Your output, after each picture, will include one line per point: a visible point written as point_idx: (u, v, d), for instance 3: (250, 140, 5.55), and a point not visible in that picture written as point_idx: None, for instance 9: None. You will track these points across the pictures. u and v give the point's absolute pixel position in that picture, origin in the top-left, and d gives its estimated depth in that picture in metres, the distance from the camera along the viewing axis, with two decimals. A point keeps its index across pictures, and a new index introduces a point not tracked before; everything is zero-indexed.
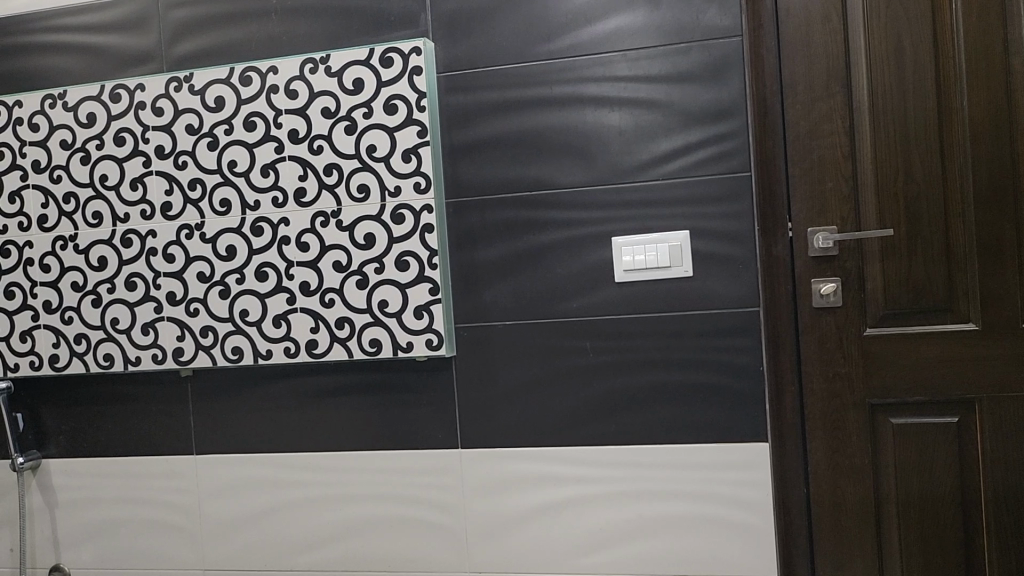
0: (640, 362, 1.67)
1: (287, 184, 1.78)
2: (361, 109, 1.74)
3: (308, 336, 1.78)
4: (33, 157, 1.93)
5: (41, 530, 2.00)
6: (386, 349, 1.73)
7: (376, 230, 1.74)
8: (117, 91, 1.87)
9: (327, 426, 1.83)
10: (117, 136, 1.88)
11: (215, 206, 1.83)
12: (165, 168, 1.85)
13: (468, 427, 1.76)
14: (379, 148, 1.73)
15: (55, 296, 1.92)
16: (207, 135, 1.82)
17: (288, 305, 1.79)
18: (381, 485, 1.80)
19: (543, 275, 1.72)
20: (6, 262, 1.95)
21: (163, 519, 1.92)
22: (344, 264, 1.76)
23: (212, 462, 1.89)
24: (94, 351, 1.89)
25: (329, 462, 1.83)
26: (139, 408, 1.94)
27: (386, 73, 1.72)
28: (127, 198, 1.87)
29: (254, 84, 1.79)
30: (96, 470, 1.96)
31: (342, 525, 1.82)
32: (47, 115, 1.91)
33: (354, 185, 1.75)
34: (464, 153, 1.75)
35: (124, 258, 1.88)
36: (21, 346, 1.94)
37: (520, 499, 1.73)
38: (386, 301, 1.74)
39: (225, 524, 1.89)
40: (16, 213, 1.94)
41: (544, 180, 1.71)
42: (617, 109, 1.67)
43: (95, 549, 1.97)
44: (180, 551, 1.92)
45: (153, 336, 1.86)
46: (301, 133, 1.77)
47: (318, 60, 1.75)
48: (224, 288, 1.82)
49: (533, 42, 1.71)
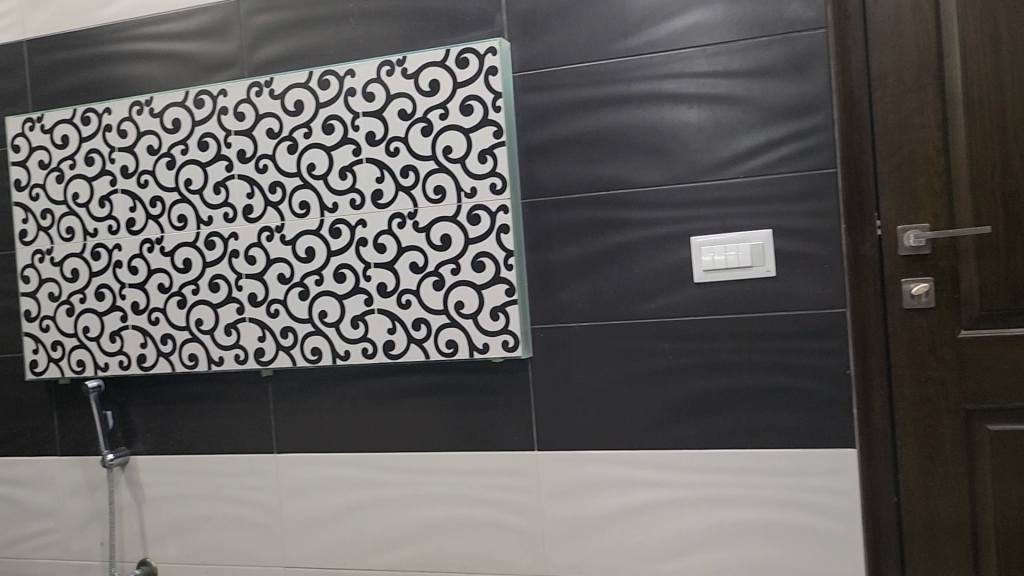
0: (721, 364, 1.63)
1: (364, 186, 1.80)
2: (437, 110, 1.74)
3: (386, 337, 1.79)
4: (121, 163, 1.99)
5: (130, 525, 2.06)
6: (463, 350, 1.73)
7: (452, 231, 1.74)
8: (200, 97, 1.92)
9: (404, 426, 1.84)
10: (200, 141, 1.92)
11: (295, 209, 1.85)
12: (246, 172, 1.89)
13: (544, 429, 1.75)
14: (455, 149, 1.73)
15: (142, 298, 1.97)
16: (287, 139, 1.85)
17: (366, 307, 1.80)
18: (458, 486, 1.80)
19: (621, 275, 1.69)
20: (96, 265, 2.02)
21: (245, 517, 1.96)
22: (421, 265, 1.76)
23: (292, 461, 1.92)
24: (179, 351, 1.94)
25: (406, 463, 1.83)
26: (222, 407, 1.98)
27: (462, 74, 1.72)
28: (210, 201, 1.92)
29: (332, 87, 1.81)
30: (181, 467, 2.01)
31: (419, 526, 1.83)
32: (135, 121, 1.97)
33: (430, 186, 1.75)
34: (540, 153, 1.74)
35: (207, 259, 1.92)
36: (111, 346, 2.00)
37: (598, 503, 1.71)
38: (462, 303, 1.73)
39: (304, 523, 1.91)
40: (105, 217, 2.01)
41: (621, 179, 1.69)
42: (696, 106, 1.64)
43: (180, 545, 2.02)
44: (262, 548, 1.95)
45: (236, 337, 1.90)
46: (378, 135, 1.78)
47: (395, 62, 1.76)
48: (303, 289, 1.85)
49: (609, 39, 1.69)
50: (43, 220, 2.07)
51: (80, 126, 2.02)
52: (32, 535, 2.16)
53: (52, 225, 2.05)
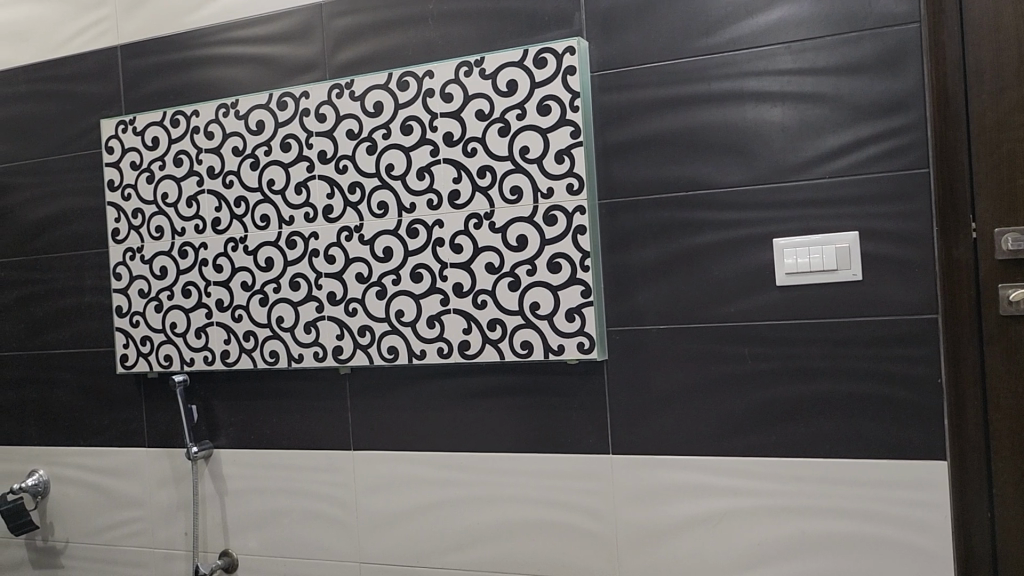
0: (804, 370, 1.59)
1: (441, 187, 1.81)
2: (515, 110, 1.73)
3: (461, 337, 1.79)
4: (208, 163, 2.05)
5: (212, 516, 2.12)
6: (538, 351, 1.72)
7: (528, 232, 1.73)
8: (284, 99, 1.96)
9: (479, 427, 1.84)
10: (283, 142, 1.96)
11: (374, 209, 1.87)
12: (327, 173, 1.92)
13: (619, 432, 1.72)
14: (532, 149, 1.72)
15: (227, 295, 2.03)
16: (366, 140, 1.87)
17: (442, 306, 1.81)
18: (532, 488, 1.79)
19: (700, 278, 1.66)
20: (183, 262, 2.08)
21: (323, 512, 1.99)
22: (497, 266, 1.76)
23: (369, 458, 1.94)
24: (261, 347, 1.99)
25: (481, 464, 1.84)
26: (301, 404, 2.02)
27: (540, 74, 1.71)
28: (292, 202, 1.96)
29: (411, 89, 1.83)
30: (262, 462, 2.06)
31: (493, 527, 1.83)
32: (221, 123, 2.02)
33: (507, 187, 1.75)
34: (617, 153, 1.72)
35: (289, 259, 1.96)
36: (197, 341, 2.06)
37: (674, 509, 1.68)
38: (537, 304, 1.72)
39: (380, 521, 1.93)
40: (193, 216, 2.07)
41: (700, 179, 1.65)
42: (779, 104, 1.59)
43: (260, 538, 2.07)
44: (339, 544, 1.98)
45: (315, 334, 1.93)
46: (455, 136, 1.79)
47: (473, 63, 1.77)
48: (380, 289, 1.87)
49: (690, 37, 1.65)
50: (134, 219, 2.14)
51: (169, 128, 2.08)
52: (122, 523, 2.24)
53: (142, 224, 2.13)
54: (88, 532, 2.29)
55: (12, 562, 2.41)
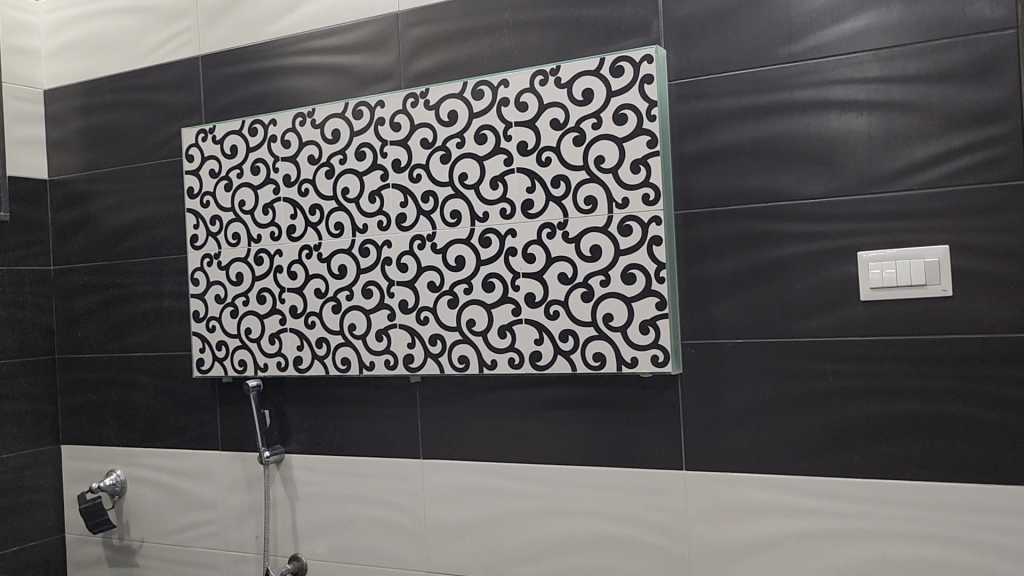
0: (890, 388, 1.53)
1: (515, 196, 1.80)
2: (590, 119, 1.71)
3: (533, 347, 1.78)
4: (284, 172, 2.07)
5: (283, 520, 2.14)
6: (611, 363, 1.70)
7: (603, 242, 1.71)
8: (359, 108, 1.97)
9: (550, 439, 1.82)
10: (358, 151, 1.98)
11: (446, 218, 1.87)
12: (401, 182, 1.93)
13: (693, 448, 1.69)
14: (607, 159, 1.70)
15: (300, 302, 2.05)
16: (440, 149, 1.88)
17: (514, 316, 1.80)
18: (603, 502, 1.76)
19: (781, 291, 1.61)
20: (259, 269, 2.11)
21: (392, 520, 2.00)
22: (570, 276, 1.74)
23: (438, 467, 1.94)
24: (333, 354, 2.00)
25: (551, 476, 1.82)
26: (372, 411, 2.02)
27: (617, 82, 1.69)
28: (366, 210, 1.97)
29: (486, 97, 1.82)
30: (333, 468, 2.07)
31: (562, 540, 1.80)
32: (298, 132, 2.05)
33: (582, 197, 1.73)
34: (695, 162, 1.69)
35: (362, 266, 1.97)
36: (270, 347, 2.09)
37: (749, 528, 1.64)
38: (611, 315, 1.70)
39: (449, 530, 1.93)
40: (269, 224, 2.10)
41: (781, 190, 1.61)
42: (865, 113, 1.54)
43: (330, 543, 2.08)
44: (407, 551, 1.98)
45: (387, 342, 1.94)
46: (530, 145, 1.78)
47: (548, 71, 1.75)
48: (452, 297, 1.86)
49: (772, 45, 1.61)
50: (213, 226, 2.18)
51: (248, 137, 2.12)
52: (195, 525, 2.28)
53: (220, 231, 2.17)
54: (163, 532, 2.34)
55: (89, 559, 2.48)
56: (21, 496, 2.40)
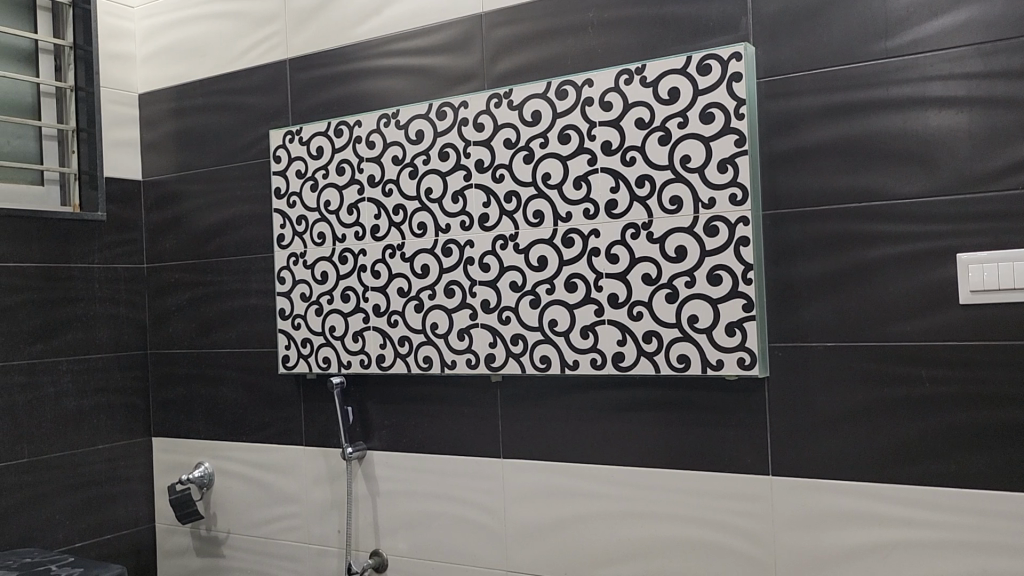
0: (990, 395, 1.47)
1: (598, 197, 1.79)
2: (676, 119, 1.69)
3: (616, 348, 1.76)
4: (368, 172, 2.11)
5: (365, 516, 2.18)
6: (695, 365, 1.67)
7: (688, 243, 1.69)
8: (443, 109, 1.99)
9: (632, 440, 1.81)
10: (441, 151, 1.99)
11: (529, 218, 1.87)
12: (484, 182, 1.93)
13: (780, 453, 1.66)
14: (693, 158, 1.68)
15: (383, 300, 2.08)
16: (523, 149, 1.88)
17: (596, 317, 1.79)
18: (684, 506, 1.74)
19: (873, 294, 1.57)
20: (343, 268, 2.15)
21: (471, 519, 2.01)
22: (654, 277, 1.72)
23: (518, 467, 1.95)
24: (415, 353, 2.02)
25: (632, 478, 1.80)
26: (453, 409, 2.04)
27: (704, 81, 1.66)
28: (449, 210, 1.98)
29: (570, 97, 1.81)
30: (413, 465, 2.10)
31: (643, 544, 1.79)
32: (383, 133, 2.08)
33: (667, 197, 1.71)
34: (784, 162, 1.65)
35: (445, 266, 1.99)
36: (354, 345, 2.12)
37: (837, 536, 1.60)
38: (696, 317, 1.68)
39: (528, 530, 1.93)
40: (353, 223, 2.13)
41: (874, 190, 1.57)
42: (965, 110, 1.49)
43: (410, 540, 2.11)
44: (486, 551, 1.99)
45: (469, 342, 1.95)
46: (614, 145, 1.77)
47: (634, 70, 1.74)
48: (534, 298, 1.86)
49: (866, 41, 1.57)
50: (299, 226, 2.23)
51: (333, 138, 2.16)
52: (279, 518, 2.34)
53: (306, 230, 2.21)
54: (248, 524, 2.40)
55: (176, 548, 2.55)
56: (114, 486, 2.50)
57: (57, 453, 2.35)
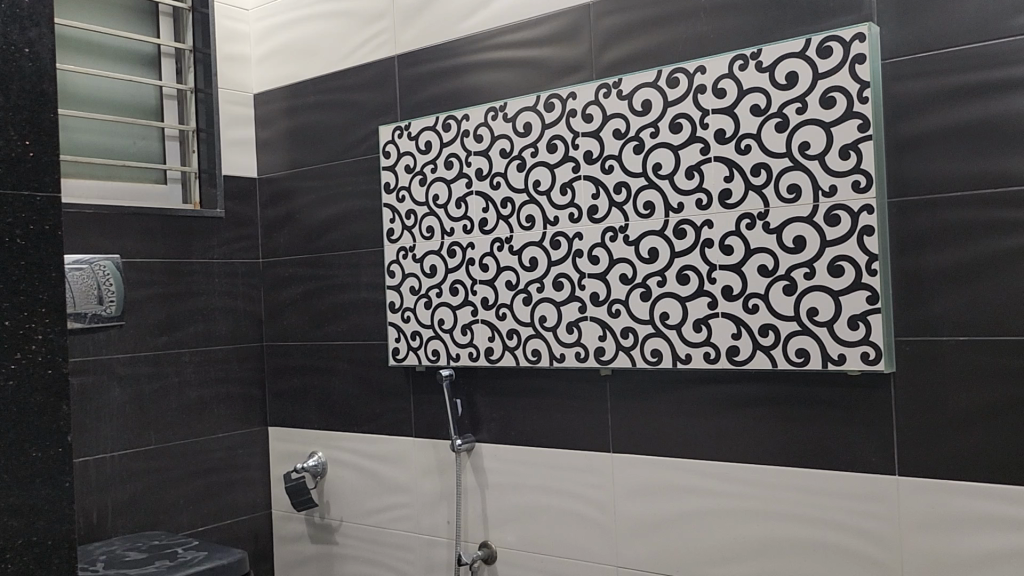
0: None
1: (712, 186, 1.74)
2: (794, 104, 1.63)
3: (730, 342, 1.72)
4: (476, 165, 2.11)
5: (474, 508, 2.20)
6: (815, 360, 1.61)
7: (807, 233, 1.63)
8: (551, 100, 1.97)
9: (747, 436, 1.76)
10: (550, 143, 1.98)
11: (640, 209, 1.84)
12: (593, 173, 1.91)
13: (906, 452, 1.58)
14: (813, 145, 1.61)
15: (492, 293, 2.08)
16: (633, 139, 1.85)
17: (710, 310, 1.75)
18: (802, 505, 1.69)
19: (1010, 285, 1.47)
20: (452, 262, 2.16)
21: (579, 512, 2.00)
22: (771, 268, 1.67)
23: (628, 461, 1.92)
24: (524, 346, 2.02)
25: (746, 475, 1.76)
26: (562, 403, 2.03)
27: (824, 64, 1.59)
28: (557, 202, 1.97)
29: (682, 85, 1.77)
30: (521, 458, 2.10)
31: (758, 542, 1.74)
32: (490, 126, 2.08)
33: (784, 185, 1.65)
34: (911, 147, 1.58)
35: (553, 259, 1.98)
36: (462, 338, 2.14)
37: (969, 541, 1.51)
38: (816, 310, 1.62)
39: (639, 525, 1.91)
40: (461, 217, 2.15)
41: (1011, 174, 1.47)
42: None
43: (519, 532, 2.11)
44: (595, 545, 1.98)
45: (578, 335, 1.94)
46: (728, 133, 1.72)
47: (749, 55, 1.68)
48: (645, 290, 1.83)
49: (1001, 16, 1.47)
50: (408, 220, 2.26)
51: (442, 132, 2.17)
52: (389, 508, 2.38)
53: (415, 225, 2.24)
54: (359, 513, 2.45)
55: (292, 534, 2.63)
56: (233, 473, 2.59)
57: (180, 440, 2.45)
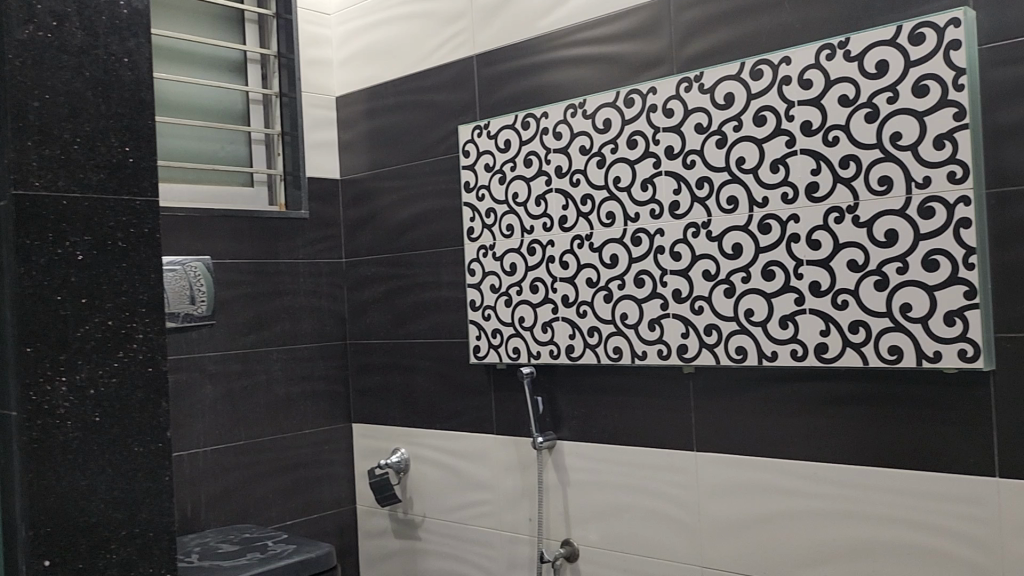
0: None
1: (798, 179, 1.70)
2: (885, 93, 1.58)
3: (818, 339, 1.68)
4: (556, 163, 2.11)
5: (555, 505, 2.20)
6: (909, 357, 1.56)
7: (899, 226, 1.58)
8: (631, 96, 1.96)
9: (836, 436, 1.72)
10: (630, 139, 1.97)
11: (723, 204, 1.81)
12: (674, 168, 1.89)
13: (1007, 453, 1.51)
14: (905, 136, 1.56)
15: (572, 291, 2.08)
16: (716, 133, 1.82)
17: (796, 306, 1.71)
18: (895, 507, 1.64)
19: None
20: (532, 260, 2.17)
21: (663, 511, 1.98)
22: (861, 263, 1.62)
23: (712, 460, 1.90)
24: (605, 343, 2.01)
25: (837, 475, 1.72)
26: (645, 401, 2.01)
27: (916, 51, 1.54)
28: (638, 199, 1.96)
29: (766, 77, 1.74)
30: (603, 455, 2.10)
31: (849, 544, 1.70)
32: (570, 123, 2.08)
33: (875, 178, 1.60)
34: (1010, 135, 1.51)
35: (634, 256, 1.96)
36: (543, 335, 2.14)
37: None
38: (909, 305, 1.56)
39: (724, 525, 1.88)
40: (541, 215, 2.15)
41: None
42: None
43: (601, 531, 2.10)
44: (679, 545, 1.95)
45: (660, 332, 1.92)
46: (815, 125, 1.68)
47: (836, 44, 1.64)
48: (729, 287, 1.81)
49: None
50: (488, 218, 2.27)
51: (521, 130, 2.18)
52: (471, 504, 2.40)
53: (495, 223, 2.25)
54: (441, 509, 2.48)
55: (376, 529, 2.67)
56: (319, 469, 2.64)
57: (269, 436, 2.51)
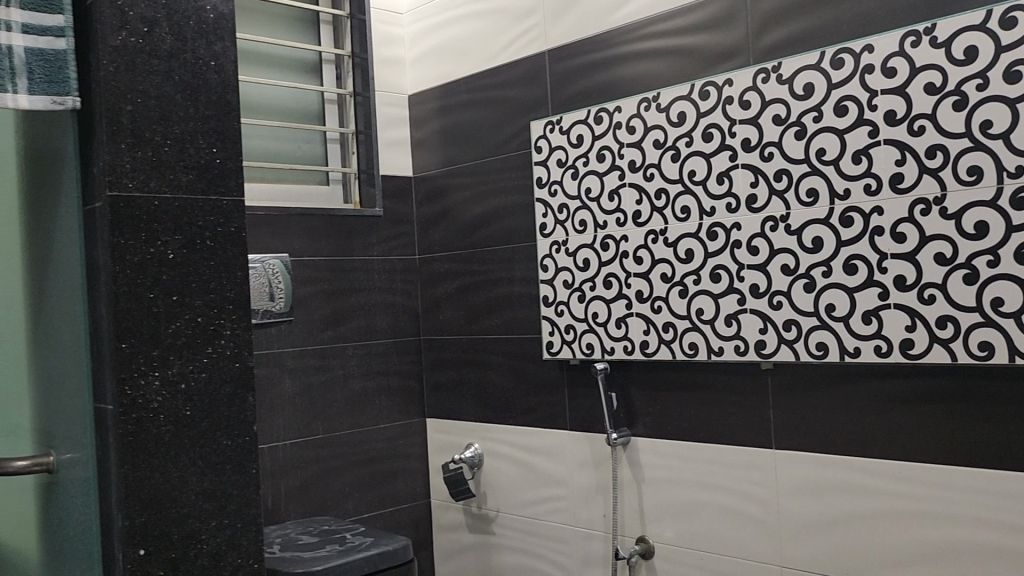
0: None
1: (882, 171, 1.66)
2: (974, 80, 1.53)
3: (903, 335, 1.63)
4: (629, 158, 2.09)
5: (630, 502, 2.18)
6: (1001, 354, 1.51)
7: (990, 218, 1.52)
8: (706, 88, 1.93)
9: (923, 435, 1.67)
10: (705, 133, 1.94)
11: (802, 197, 1.78)
12: (751, 161, 1.86)
13: None
14: (996, 124, 1.50)
15: (646, 286, 2.06)
16: (795, 124, 1.78)
17: (881, 301, 1.66)
18: (984, 508, 1.58)
19: None
20: (605, 255, 2.16)
21: (741, 509, 1.95)
22: (949, 257, 1.57)
23: (792, 459, 1.86)
24: (680, 339, 1.99)
25: (923, 475, 1.67)
26: (722, 397, 1.99)
27: (1008, 36, 1.49)
28: (714, 192, 1.93)
29: (847, 66, 1.70)
30: (679, 452, 2.08)
31: (936, 546, 1.65)
32: (643, 117, 2.06)
33: (964, 167, 1.54)
34: None
35: (710, 250, 1.94)
36: (617, 331, 2.13)
37: None
38: (1001, 300, 1.51)
39: (805, 525, 1.84)
40: (615, 209, 2.13)
41: None
42: None
43: (677, 528, 2.08)
44: (758, 544, 1.92)
45: (737, 328, 1.89)
46: (899, 114, 1.63)
47: (922, 31, 1.59)
48: (809, 281, 1.77)
49: None
50: (561, 214, 2.27)
51: (594, 125, 2.17)
52: (544, 500, 2.40)
53: (568, 219, 2.24)
54: (515, 504, 2.49)
55: (451, 523, 2.70)
56: (395, 462, 2.68)
57: (346, 430, 2.56)
